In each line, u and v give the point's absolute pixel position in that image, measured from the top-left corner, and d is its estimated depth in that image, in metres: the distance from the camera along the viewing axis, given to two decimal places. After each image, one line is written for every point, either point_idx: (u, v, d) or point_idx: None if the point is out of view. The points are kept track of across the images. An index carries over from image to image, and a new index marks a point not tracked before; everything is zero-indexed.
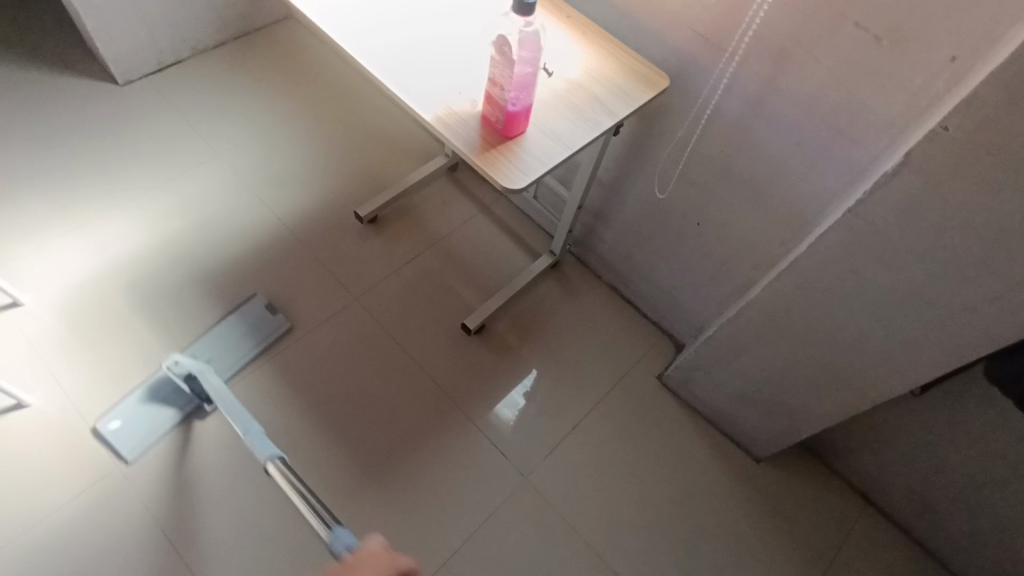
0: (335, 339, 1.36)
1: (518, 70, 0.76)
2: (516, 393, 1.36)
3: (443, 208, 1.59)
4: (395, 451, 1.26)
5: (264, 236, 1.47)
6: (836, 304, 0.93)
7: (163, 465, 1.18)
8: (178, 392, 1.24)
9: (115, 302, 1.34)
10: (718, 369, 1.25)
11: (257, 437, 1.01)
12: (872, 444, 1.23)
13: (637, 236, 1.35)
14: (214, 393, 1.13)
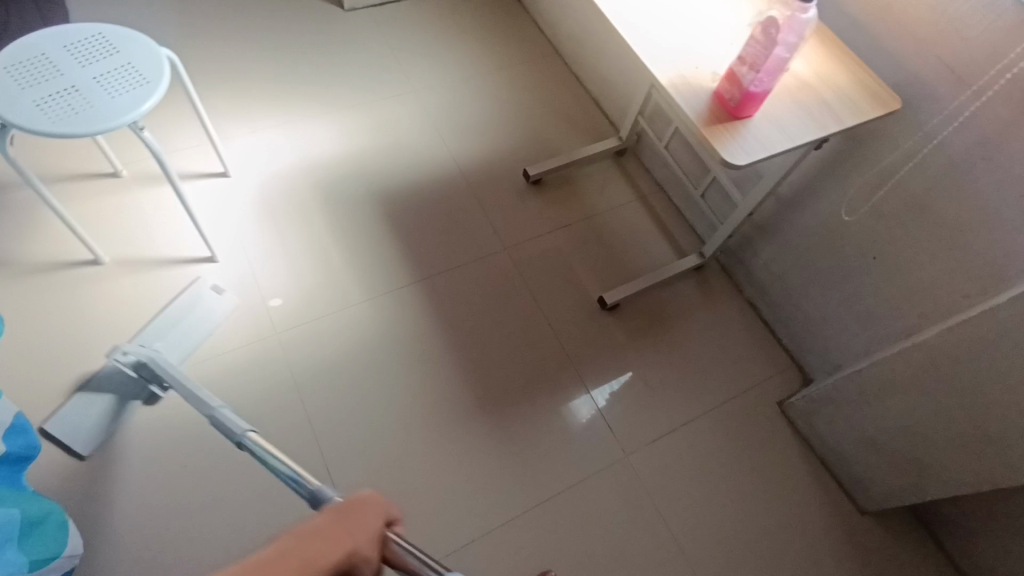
0: (481, 279, 1.44)
1: (779, 53, 0.79)
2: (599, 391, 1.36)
3: (603, 187, 1.64)
4: (512, 394, 1.32)
5: (438, 171, 1.58)
6: (1023, 366, 0.90)
7: (316, 343, 1.31)
8: (127, 381, 1.18)
9: (302, 195, 1.49)
10: (855, 408, 1.22)
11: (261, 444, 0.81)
12: (1002, 538, 1.14)
13: (799, 258, 1.33)
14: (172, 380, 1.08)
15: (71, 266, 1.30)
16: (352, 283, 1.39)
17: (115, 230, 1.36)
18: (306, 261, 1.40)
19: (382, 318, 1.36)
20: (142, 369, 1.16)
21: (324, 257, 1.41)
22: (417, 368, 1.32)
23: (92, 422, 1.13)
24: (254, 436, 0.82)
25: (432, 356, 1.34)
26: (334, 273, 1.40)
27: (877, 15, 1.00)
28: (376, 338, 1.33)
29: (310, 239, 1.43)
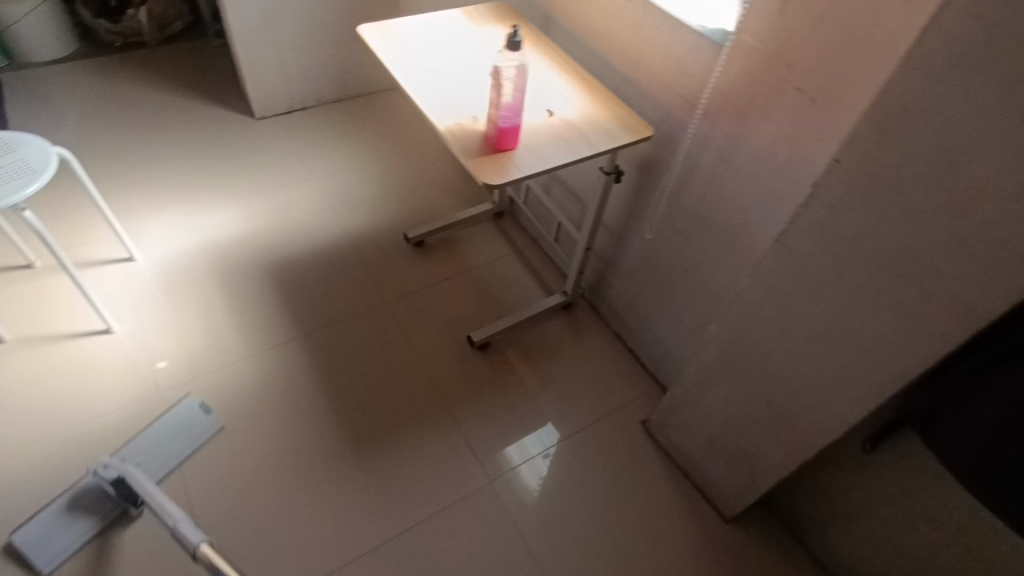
0: (360, 331, 1.56)
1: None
2: (528, 441, 1.43)
3: (480, 245, 1.81)
4: (380, 431, 1.40)
5: (328, 242, 1.75)
6: (775, 337, 1.01)
7: (199, 395, 1.41)
8: (103, 501, 1.20)
9: (198, 272, 1.64)
10: (691, 412, 1.30)
11: (186, 524, 1.01)
12: (838, 518, 1.22)
13: (637, 283, 1.47)
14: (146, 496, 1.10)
15: None
16: (239, 343, 1.51)
17: (21, 314, 1.49)
18: (198, 327, 1.53)
19: (264, 371, 1.46)
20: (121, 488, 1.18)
21: (216, 322, 1.54)
22: (294, 413, 1.40)
23: (49, 528, 1.14)
24: (206, 547, 0.96)
25: (309, 401, 1.43)
26: (223, 334, 1.52)
27: (630, 65, 1.21)
28: (257, 388, 1.43)
29: (204, 307, 1.57)
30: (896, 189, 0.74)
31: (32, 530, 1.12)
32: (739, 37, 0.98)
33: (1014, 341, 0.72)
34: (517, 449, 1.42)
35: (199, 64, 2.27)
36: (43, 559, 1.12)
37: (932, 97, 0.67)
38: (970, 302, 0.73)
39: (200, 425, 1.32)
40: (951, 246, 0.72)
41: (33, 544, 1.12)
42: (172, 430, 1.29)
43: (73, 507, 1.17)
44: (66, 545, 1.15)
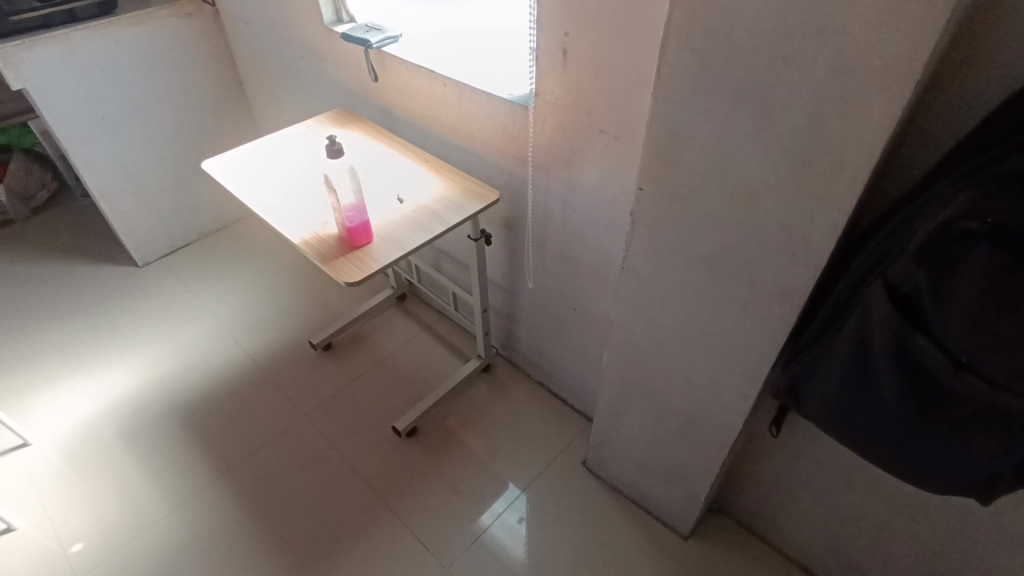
0: (282, 451, 1.53)
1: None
2: (499, 504, 1.43)
3: (389, 333, 1.83)
4: (322, 549, 1.34)
5: (234, 370, 1.72)
6: (654, 353, 1.05)
7: (119, 569, 1.32)
8: None
9: (105, 437, 1.57)
10: (617, 442, 1.32)
11: None
12: (777, 504, 1.25)
13: (539, 330, 1.52)
14: None
15: None
16: (156, 501, 1.44)
17: None
18: (110, 495, 1.45)
19: (188, 523, 1.39)
20: None
21: (127, 485, 1.47)
22: (226, 556, 1.33)
23: None
24: None
25: (242, 540, 1.36)
26: (138, 496, 1.45)
27: (466, 139, 1.29)
28: (185, 542, 1.36)
29: (112, 473, 1.50)
30: (692, 200, 0.82)
31: None
32: (541, 97, 1.08)
33: (843, 290, 0.75)
34: (489, 516, 1.41)
35: (72, 229, 2.24)
36: None
37: (686, 118, 0.75)
38: (782, 283, 0.79)
39: None
40: (751, 238, 0.79)
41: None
42: None
43: None
44: None
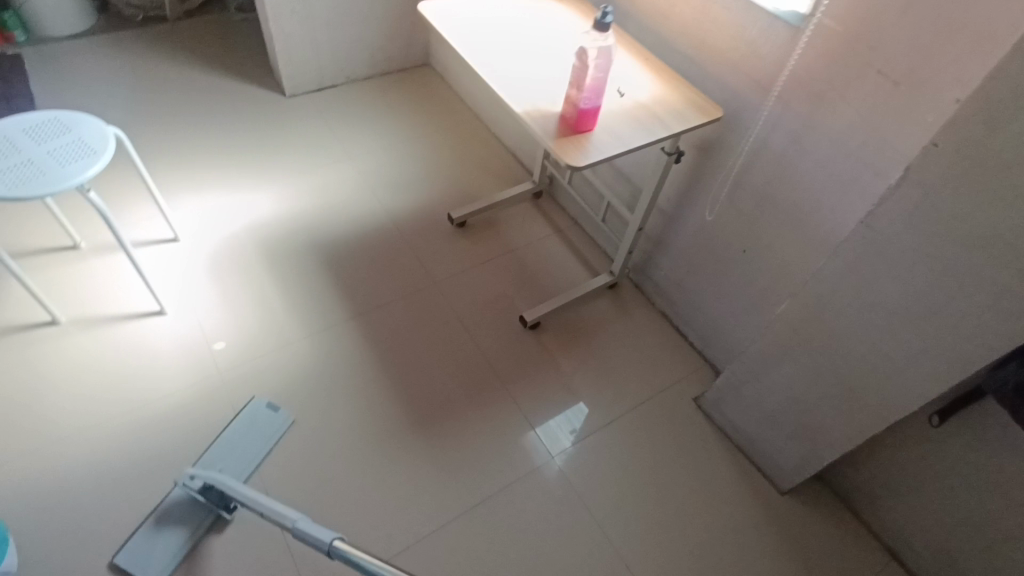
0: (412, 313, 1.60)
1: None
2: (565, 439, 1.43)
3: (522, 225, 1.83)
4: (441, 410, 1.44)
5: (371, 223, 1.76)
6: (849, 316, 1.03)
7: (259, 377, 1.43)
8: (196, 508, 1.20)
9: (248, 252, 1.65)
10: (748, 390, 1.33)
11: (307, 524, 0.90)
12: (893, 491, 1.26)
13: (689, 263, 1.50)
14: (239, 496, 1.08)
15: (29, 329, 1.42)
16: (293, 324, 1.53)
17: (76, 293, 1.49)
18: (252, 307, 1.54)
19: (322, 354, 1.49)
20: (208, 492, 1.18)
21: (268, 303, 1.56)
22: (355, 392, 1.44)
23: (161, 544, 1.15)
24: (343, 543, 0.81)
25: (370, 382, 1.46)
26: (277, 315, 1.54)
27: (696, 47, 1.22)
28: (318, 370, 1.46)
29: (255, 288, 1.58)
30: (997, 173, 0.76)
31: (133, 549, 1.14)
32: (821, 21, 0.99)
33: None
34: (543, 433, 1.44)
35: (226, 42, 2.23)
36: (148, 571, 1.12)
37: None
38: None
39: (267, 426, 1.34)
40: None
41: (135, 559, 1.13)
42: (241, 439, 1.31)
43: (172, 525, 1.18)
44: (176, 550, 1.15)
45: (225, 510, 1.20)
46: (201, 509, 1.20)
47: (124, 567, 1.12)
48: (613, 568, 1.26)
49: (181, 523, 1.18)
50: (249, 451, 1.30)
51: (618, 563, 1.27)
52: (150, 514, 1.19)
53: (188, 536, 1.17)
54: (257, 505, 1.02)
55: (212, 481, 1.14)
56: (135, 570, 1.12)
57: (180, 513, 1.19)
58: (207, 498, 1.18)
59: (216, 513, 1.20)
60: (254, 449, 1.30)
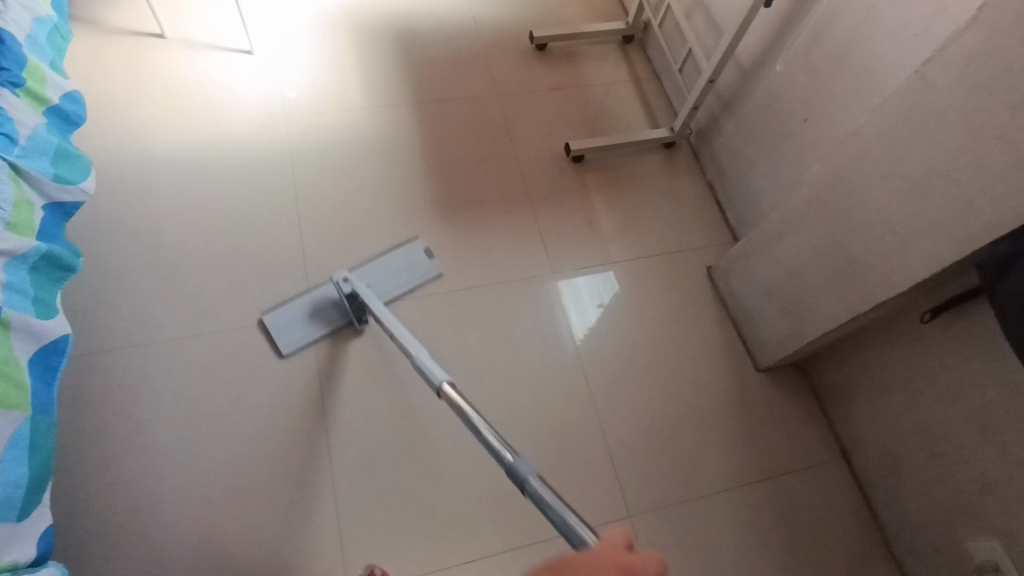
0: (467, 114, 1.66)
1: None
2: (588, 307, 1.47)
3: (601, 64, 1.80)
4: (468, 204, 1.54)
5: (455, 24, 1.79)
6: (874, 181, 1.01)
7: (319, 129, 1.56)
8: (339, 311, 1.33)
9: (336, 20, 1.73)
10: (759, 258, 1.33)
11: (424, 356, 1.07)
12: (866, 390, 1.27)
13: (746, 129, 1.46)
14: (366, 299, 1.20)
15: (139, 34, 1.60)
16: (360, 94, 1.63)
17: (183, 17, 1.65)
18: (328, 68, 1.65)
19: (379, 126, 1.60)
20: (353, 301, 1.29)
21: (344, 69, 1.66)
22: (398, 167, 1.55)
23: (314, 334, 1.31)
24: (448, 387, 1.00)
25: (413, 163, 1.56)
26: (347, 83, 1.64)
27: None
28: (370, 138, 1.57)
29: (336, 54, 1.68)
30: None
31: (281, 316, 1.31)
32: None
33: None
34: (570, 288, 1.49)
35: None
36: (282, 338, 1.30)
37: None
38: None
39: (419, 268, 1.42)
40: None
41: (278, 325, 1.30)
42: (393, 267, 1.41)
43: (319, 318, 1.32)
44: (309, 338, 1.30)
45: (357, 322, 1.32)
46: (338, 311, 1.33)
47: (268, 325, 1.31)
48: (574, 375, 1.38)
49: (320, 318, 1.32)
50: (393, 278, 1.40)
51: (579, 374, 1.38)
52: (307, 301, 1.33)
53: (325, 331, 1.31)
54: (397, 329, 1.12)
55: (359, 293, 1.24)
56: (274, 333, 1.30)
57: (324, 308, 1.33)
58: (350, 305, 1.29)
59: (349, 319, 1.33)
60: (394, 279, 1.40)
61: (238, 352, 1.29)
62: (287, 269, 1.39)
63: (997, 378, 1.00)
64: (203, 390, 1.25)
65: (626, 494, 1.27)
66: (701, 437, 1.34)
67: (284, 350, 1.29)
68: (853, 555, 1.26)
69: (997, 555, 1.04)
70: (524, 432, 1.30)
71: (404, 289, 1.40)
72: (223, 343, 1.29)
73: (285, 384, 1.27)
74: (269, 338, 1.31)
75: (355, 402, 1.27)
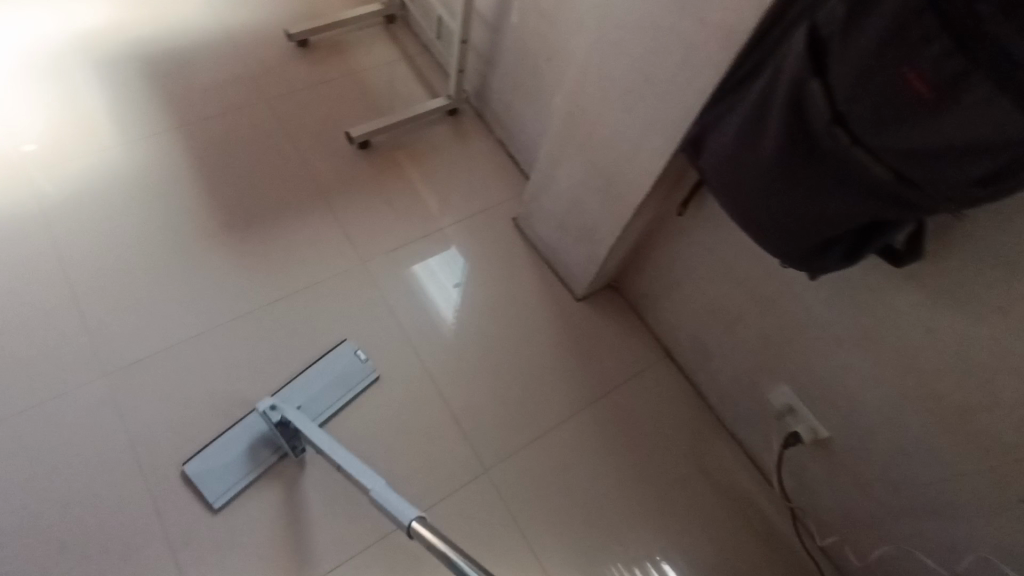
0: (238, 126, 1.58)
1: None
2: (441, 271, 1.50)
3: (368, 48, 1.78)
4: (258, 217, 1.47)
5: (204, 37, 1.69)
6: (600, 98, 1.08)
7: (70, 177, 1.43)
8: (275, 443, 1.22)
9: (66, 58, 1.58)
10: (546, 197, 1.39)
11: (355, 466, 0.99)
12: (665, 290, 1.38)
13: (509, 80, 1.51)
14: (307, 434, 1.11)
15: None
16: (110, 131, 1.51)
17: None
18: (67, 112, 1.51)
19: (141, 161, 1.49)
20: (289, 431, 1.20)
21: (86, 109, 1.52)
22: (172, 197, 1.46)
23: (233, 466, 1.18)
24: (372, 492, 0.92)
25: (189, 189, 1.48)
26: (92, 122, 1.51)
27: None
28: (133, 175, 1.47)
29: (73, 94, 1.53)
30: None
31: (204, 463, 1.18)
32: None
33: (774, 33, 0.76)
34: (424, 270, 1.49)
35: None
36: (209, 489, 1.16)
37: None
38: (731, 21, 0.79)
39: (355, 376, 1.32)
40: None
41: (203, 474, 1.17)
42: (325, 381, 1.30)
43: (259, 459, 1.20)
44: (241, 481, 1.18)
45: (293, 452, 1.21)
46: (272, 446, 1.22)
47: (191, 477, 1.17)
48: (405, 355, 1.38)
49: (253, 457, 1.20)
50: (334, 393, 1.29)
51: (411, 353, 1.38)
52: (241, 445, 1.20)
53: (259, 471, 1.19)
54: (333, 452, 1.04)
55: (292, 419, 1.15)
56: (198, 483, 1.16)
57: (250, 445, 1.21)
58: (282, 436, 1.18)
59: (283, 450, 1.22)
60: (330, 391, 1.29)
61: (28, 445, 1.16)
62: (73, 350, 1.26)
63: (745, 248, 1.12)
64: (20, 504, 1.11)
65: (480, 449, 1.31)
66: (539, 377, 1.40)
67: (215, 504, 1.16)
68: (693, 438, 1.38)
69: (790, 399, 1.18)
70: (366, 425, 1.29)
71: (345, 401, 1.30)
72: (11, 446, 1.15)
73: (90, 451, 1.18)
74: (193, 493, 1.17)
75: (336, 564, 1.15)
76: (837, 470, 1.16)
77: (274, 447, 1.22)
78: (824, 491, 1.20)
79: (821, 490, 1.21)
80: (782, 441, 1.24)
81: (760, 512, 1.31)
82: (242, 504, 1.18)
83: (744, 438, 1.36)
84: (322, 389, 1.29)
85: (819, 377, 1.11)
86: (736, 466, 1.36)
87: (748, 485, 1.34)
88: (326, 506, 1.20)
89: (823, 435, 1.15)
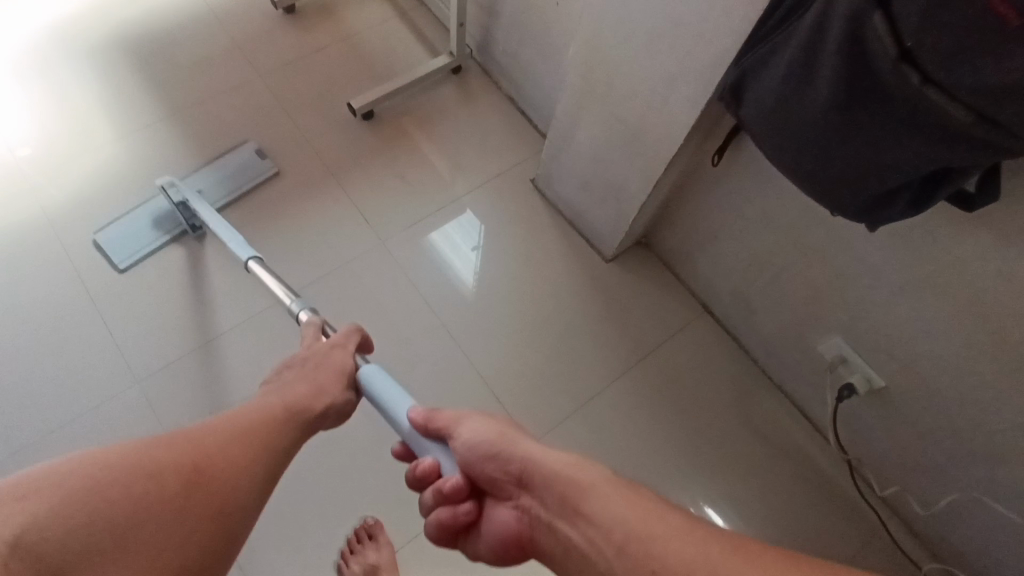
0: (235, 108, 1.51)
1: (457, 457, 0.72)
2: (456, 234, 1.44)
3: (361, 8, 1.66)
4: (267, 203, 1.42)
5: (187, 14, 1.59)
6: (620, 46, 0.98)
7: (72, 181, 1.38)
8: (171, 217, 1.36)
9: (47, 51, 1.50)
10: (566, 155, 1.31)
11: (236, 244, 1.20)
12: (701, 244, 1.31)
13: (516, 30, 1.40)
14: (199, 212, 1.27)
15: None
16: (105, 126, 1.45)
17: None
18: (58, 111, 1.44)
19: (141, 155, 1.43)
20: (186, 208, 1.35)
21: (76, 106, 1.46)
22: None
23: (139, 232, 1.34)
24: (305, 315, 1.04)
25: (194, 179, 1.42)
26: (83, 119, 1.45)
27: None
28: (135, 171, 1.41)
29: (61, 91, 1.47)
30: None
31: (111, 232, 1.34)
32: None
33: None
34: (439, 236, 1.44)
35: None
36: (115, 254, 1.32)
37: None
38: None
39: (252, 168, 1.44)
40: None
41: (115, 242, 1.33)
42: (229, 172, 1.43)
43: (151, 228, 1.35)
44: (144, 250, 1.33)
45: (191, 230, 1.35)
46: (176, 221, 1.36)
47: (102, 244, 1.33)
48: (436, 334, 1.34)
49: (163, 228, 1.35)
50: (228, 187, 1.41)
51: (442, 331, 1.34)
52: (140, 214, 1.36)
53: (164, 239, 1.34)
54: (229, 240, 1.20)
55: (189, 197, 1.30)
56: (108, 250, 1.32)
57: (153, 220, 1.36)
58: (181, 212, 1.33)
59: (183, 228, 1.36)
60: (228, 182, 1.42)
61: (79, 454, 1.17)
62: (81, 323, 1.27)
63: (789, 197, 1.04)
64: None
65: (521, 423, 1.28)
66: (574, 344, 1.36)
67: (121, 264, 1.31)
68: (739, 394, 1.33)
69: (843, 350, 1.12)
70: None
71: (243, 190, 1.42)
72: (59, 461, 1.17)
73: None
74: (103, 254, 1.33)
75: (269, 336, 1.29)
76: (896, 419, 1.11)
77: (175, 224, 1.36)
78: (883, 441, 1.16)
79: (878, 440, 1.17)
80: (835, 392, 1.19)
81: (814, 463, 1.28)
82: (142, 265, 1.33)
83: (793, 390, 1.31)
84: (218, 181, 1.42)
85: (875, 328, 1.05)
86: (786, 418, 1.32)
87: (799, 436, 1.30)
88: (228, 287, 1.33)
89: (879, 385, 1.09)
